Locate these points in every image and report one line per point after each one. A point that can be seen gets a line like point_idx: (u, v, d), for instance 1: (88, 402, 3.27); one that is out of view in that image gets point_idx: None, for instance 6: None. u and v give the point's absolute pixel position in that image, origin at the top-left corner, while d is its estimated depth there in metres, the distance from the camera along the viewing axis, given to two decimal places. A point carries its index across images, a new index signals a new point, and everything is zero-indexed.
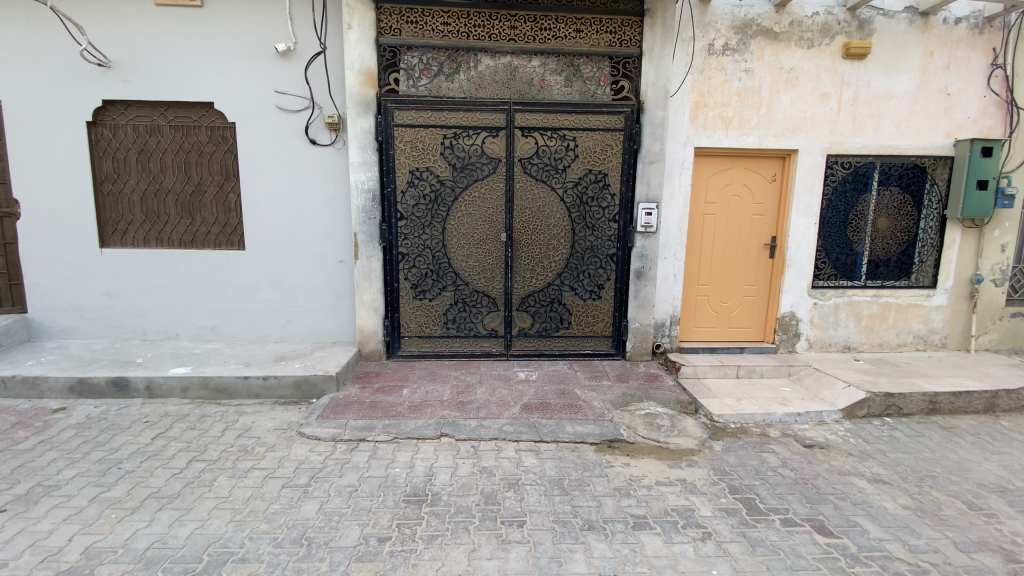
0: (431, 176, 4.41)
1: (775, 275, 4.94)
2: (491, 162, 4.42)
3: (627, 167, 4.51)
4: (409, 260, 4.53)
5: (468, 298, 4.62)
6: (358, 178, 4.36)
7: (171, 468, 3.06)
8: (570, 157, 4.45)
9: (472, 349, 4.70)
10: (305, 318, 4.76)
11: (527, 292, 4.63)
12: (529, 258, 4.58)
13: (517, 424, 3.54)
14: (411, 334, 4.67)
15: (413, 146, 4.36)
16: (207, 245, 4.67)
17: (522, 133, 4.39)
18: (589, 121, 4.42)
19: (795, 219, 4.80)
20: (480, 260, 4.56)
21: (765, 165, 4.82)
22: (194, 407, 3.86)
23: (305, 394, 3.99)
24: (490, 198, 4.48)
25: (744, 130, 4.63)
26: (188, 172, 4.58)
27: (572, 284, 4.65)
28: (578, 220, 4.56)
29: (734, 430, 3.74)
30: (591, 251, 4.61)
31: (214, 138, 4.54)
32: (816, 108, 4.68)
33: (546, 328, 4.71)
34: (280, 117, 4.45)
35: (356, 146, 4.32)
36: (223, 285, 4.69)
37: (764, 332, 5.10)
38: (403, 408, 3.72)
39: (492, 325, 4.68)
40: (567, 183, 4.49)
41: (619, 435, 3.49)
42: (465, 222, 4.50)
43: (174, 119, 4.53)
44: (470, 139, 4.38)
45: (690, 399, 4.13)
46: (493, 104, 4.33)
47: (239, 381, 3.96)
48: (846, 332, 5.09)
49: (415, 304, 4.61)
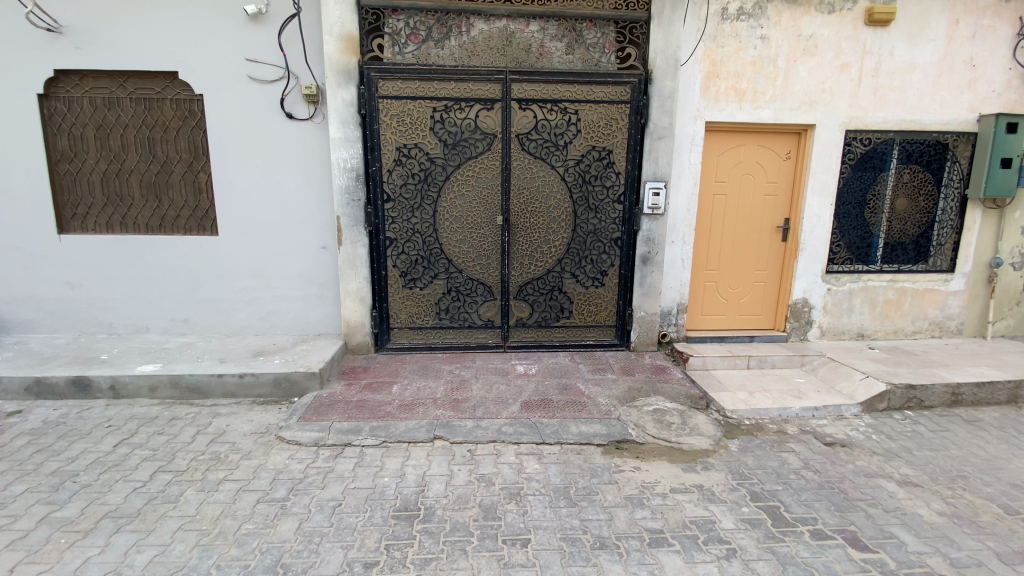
0: (420, 154, 4.04)
1: (788, 259, 4.66)
2: (485, 137, 4.05)
3: (633, 143, 4.15)
4: (398, 245, 4.18)
5: (462, 287, 4.29)
6: (339, 155, 3.98)
7: (133, 481, 2.75)
8: (572, 133, 4.09)
9: (466, 341, 4.39)
10: (285, 309, 4.40)
11: (525, 280, 4.31)
12: (528, 242, 4.25)
13: (517, 425, 3.24)
14: (401, 325, 4.33)
15: (400, 120, 3.98)
16: (177, 230, 4.29)
17: (519, 106, 4.02)
18: (592, 92, 4.05)
19: (810, 200, 4.50)
20: (474, 245, 4.22)
21: (780, 142, 4.49)
22: (162, 408, 3.53)
23: (286, 393, 3.66)
24: (485, 177, 4.12)
25: (758, 103, 4.29)
26: (153, 150, 4.18)
27: (574, 271, 4.33)
28: (580, 202, 4.21)
29: (749, 427, 3.49)
30: (594, 235, 4.28)
31: (180, 112, 4.13)
32: (834, 79, 4.36)
33: (546, 318, 4.40)
34: (252, 88, 4.04)
35: (337, 121, 3.93)
36: (195, 273, 4.32)
37: (774, 319, 4.83)
38: (392, 408, 3.41)
39: (488, 315, 4.36)
40: (569, 161, 4.13)
41: (628, 435, 3.22)
42: (457, 204, 4.15)
43: (135, 91, 4.10)
44: (462, 112, 4.00)
45: (700, 393, 3.86)
46: (486, 74, 3.95)
47: (213, 379, 3.63)
48: (860, 318, 4.84)
49: (405, 293, 4.27)
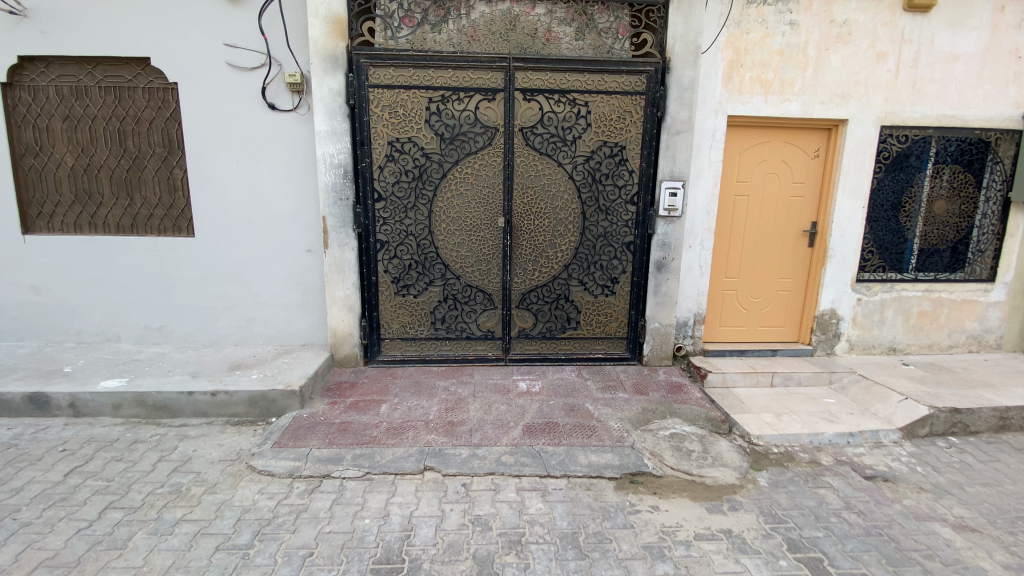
0: (414, 148, 3.67)
1: (815, 266, 4.27)
2: (486, 131, 3.69)
3: (648, 138, 3.77)
4: (390, 249, 3.81)
5: (460, 294, 3.92)
6: (325, 149, 3.62)
7: (78, 521, 2.40)
8: (581, 127, 3.72)
9: (464, 353, 4.02)
10: (266, 318, 4.03)
11: (528, 287, 3.94)
12: (532, 246, 3.88)
13: (519, 454, 2.87)
14: (393, 336, 3.97)
15: (393, 112, 3.62)
16: (151, 230, 3.95)
17: (524, 96, 3.65)
18: (604, 82, 3.68)
19: (841, 202, 4.12)
20: (473, 249, 3.86)
21: (808, 138, 4.12)
22: (125, 430, 3.18)
23: (262, 412, 3.30)
24: (485, 175, 3.76)
25: (786, 95, 3.91)
26: (124, 144, 3.84)
27: (582, 278, 3.96)
28: (590, 202, 3.84)
29: (779, 456, 3.12)
30: (604, 239, 3.90)
31: (153, 103, 3.78)
32: (869, 70, 3.98)
33: (551, 329, 4.03)
34: (231, 76, 3.68)
35: (323, 112, 3.58)
36: (170, 278, 3.97)
37: (798, 331, 4.44)
38: (379, 432, 3.04)
39: (488, 326, 3.99)
40: (578, 157, 3.76)
41: (643, 467, 2.85)
42: (455, 204, 3.78)
43: (104, 79, 3.76)
44: (461, 103, 3.64)
45: (722, 415, 3.47)
46: (487, 61, 3.59)
47: (182, 397, 3.28)
48: (892, 331, 4.45)
49: (397, 301, 3.90)
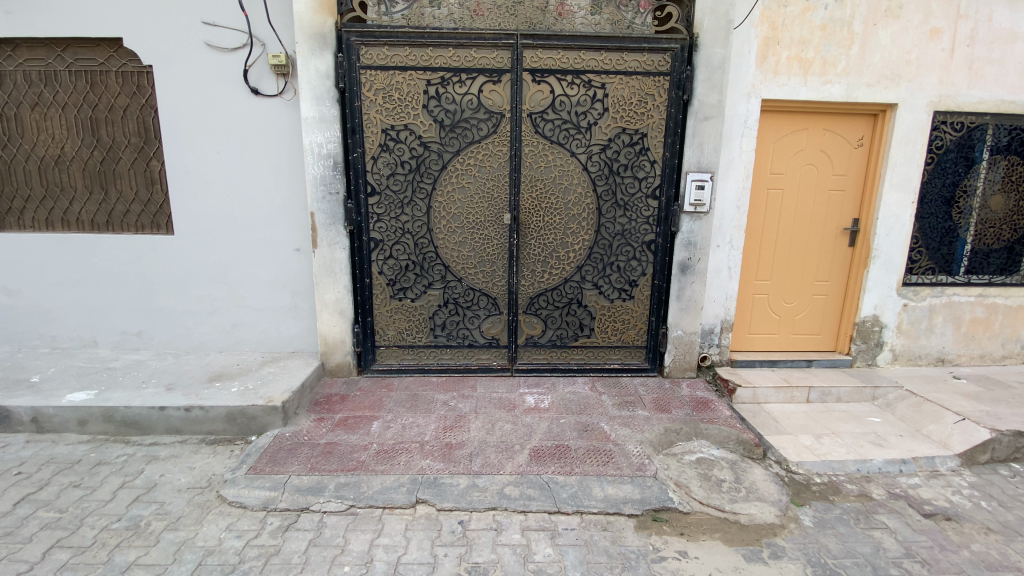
0: (411, 137, 3.31)
1: (856, 267, 3.85)
2: (491, 117, 3.31)
3: (672, 125, 3.36)
4: (384, 248, 3.46)
5: (462, 298, 3.57)
6: (313, 138, 3.26)
7: (16, 564, 2.09)
8: (597, 112, 3.33)
9: (466, 362, 3.66)
10: (252, 322, 3.70)
11: (537, 291, 3.57)
12: (541, 245, 3.50)
13: (524, 484, 2.51)
14: (388, 344, 3.61)
15: (387, 96, 3.26)
16: (127, 228, 3.65)
17: (533, 78, 3.26)
18: (623, 61, 3.28)
19: (887, 196, 3.69)
20: (476, 249, 3.49)
21: (852, 125, 3.68)
22: (91, 449, 2.88)
23: (241, 430, 2.98)
24: (489, 166, 3.38)
25: (827, 76, 3.48)
26: (98, 133, 3.53)
27: (596, 281, 3.58)
28: (606, 197, 3.45)
29: (822, 488, 2.72)
30: (622, 237, 3.51)
31: (127, 89, 3.47)
32: (921, 48, 3.53)
33: (562, 337, 3.65)
34: (210, 57, 3.34)
35: (310, 97, 3.22)
36: (148, 279, 3.66)
37: (835, 340, 4.02)
38: (368, 456, 2.70)
39: (492, 333, 3.63)
40: (593, 147, 3.37)
41: (668, 502, 2.47)
42: (456, 198, 3.41)
43: (75, 63, 3.44)
44: (463, 85, 3.27)
45: (755, 437, 3.08)
46: (492, 38, 3.20)
47: (154, 413, 2.97)
48: (940, 340, 4.01)
49: (393, 305, 3.55)
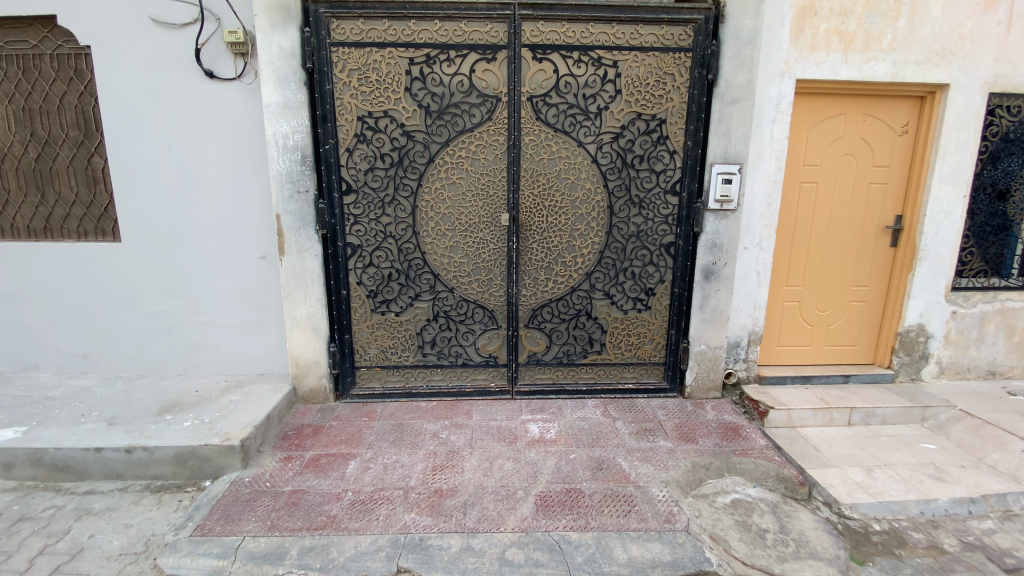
0: (392, 125, 2.85)
1: (899, 270, 3.40)
2: (485, 102, 2.85)
3: (695, 109, 2.90)
4: (363, 255, 2.99)
5: (453, 311, 3.11)
6: (277, 129, 2.79)
7: None
8: (608, 95, 2.87)
9: (459, 384, 3.20)
10: (215, 341, 3.24)
11: (540, 301, 3.12)
12: (544, 249, 3.05)
13: (530, 545, 2.06)
14: (370, 364, 3.15)
15: (363, 78, 2.79)
16: (69, 234, 3.17)
17: (533, 56, 2.80)
18: (638, 35, 2.82)
19: (936, 189, 3.24)
20: (470, 255, 3.03)
21: (896, 109, 3.22)
22: (13, 501, 2.42)
23: (194, 474, 2.53)
24: (484, 159, 2.92)
25: (871, 52, 3.02)
26: (32, 126, 3.05)
27: (608, 290, 3.13)
28: (619, 193, 2.99)
29: (885, 539, 2.28)
30: (637, 240, 3.06)
31: (64, 74, 2.99)
32: (977, 19, 3.07)
33: (569, 354, 3.20)
34: (157, 35, 2.86)
35: (272, 79, 2.75)
36: (94, 293, 3.19)
37: (874, 352, 3.58)
38: (341, 508, 2.25)
39: (489, 350, 3.17)
40: (603, 135, 2.91)
41: (706, 566, 2.02)
42: (446, 196, 2.95)
43: (3, 44, 2.96)
44: (451, 64, 2.80)
45: (797, 474, 2.63)
46: (486, 8, 2.74)
47: (90, 455, 2.51)
48: (991, 351, 3.58)
49: (375, 320, 3.09)
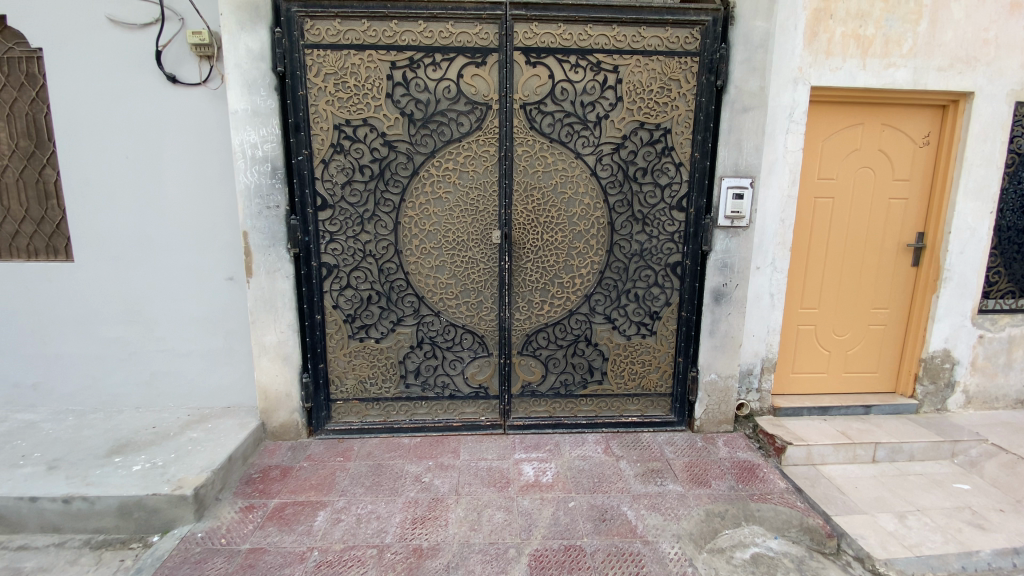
0: (372, 135, 2.60)
1: (922, 292, 3.16)
2: (474, 109, 2.61)
3: (702, 118, 2.67)
4: (340, 276, 2.72)
5: (440, 337, 2.83)
6: (244, 138, 2.54)
7: None
8: (608, 102, 2.64)
9: (446, 418, 2.90)
10: (178, 370, 2.94)
11: (535, 327, 2.85)
12: (539, 270, 2.79)
13: None
14: (348, 395, 2.86)
15: (340, 83, 2.54)
16: (16, 253, 2.88)
17: (526, 60, 2.57)
18: (640, 38, 2.59)
19: (961, 205, 3.01)
20: (458, 276, 2.77)
21: (917, 119, 3.00)
22: None
23: (141, 527, 2.22)
24: (473, 171, 2.67)
25: (891, 58, 2.81)
26: None
27: (609, 314, 2.86)
28: (621, 208, 2.74)
29: None
30: (640, 259, 2.80)
31: (14, 79, 2.73)
32: (1003, 23, 2.86)
33: (566, 384, 2.92)
34: (115, 36, 2.61)
35: (239, 83, 2.49)
36: (43, 318, 2.89)
37: (896, 379, 3.32)
38: (305, 572, 1.94)
39: (479, 380, 2.88)
40: (603, 146, 2.67)
41: None
42: (431, 212, 2.69)
43: None
44: (438, 68, 2.56)
45: (824, 523, 2.34)
46: (475, 8, 2.50)
47: (22, 506, 2.20)
48: (1020, 379, 3.32)
49: (353, 347, 2.80)
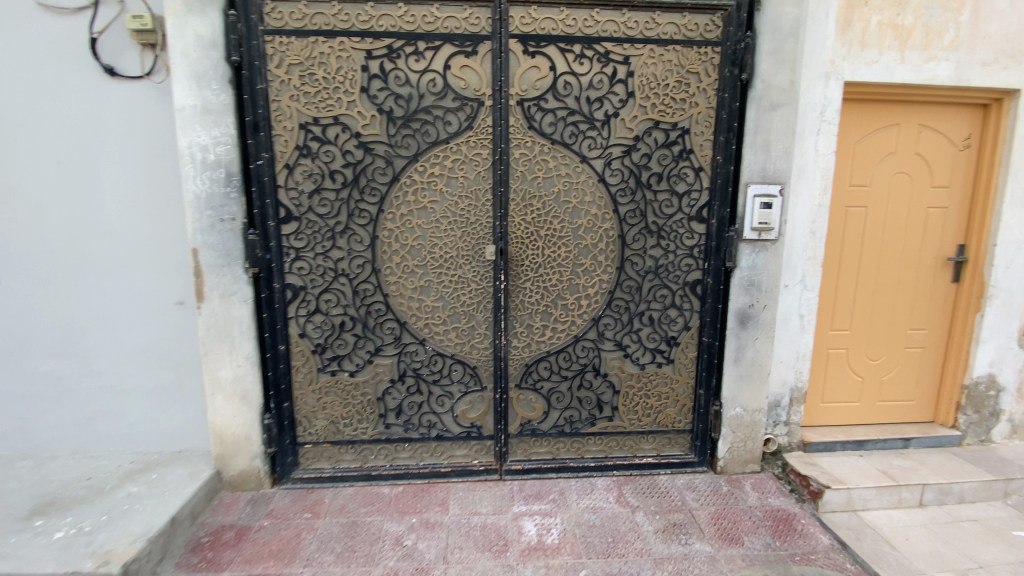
0: (344, 135, 2.23)
1: (964, 311, 2.83)
2: (463, 106, 2.25)
3: (724, 116, 2.34)
4: (308, 299, 2.34)
5: (425, 369, 2.45)
6: (193, 139, 2.16)
7: None
8: (618, 98, 2.30)
9: (433, 462, 2.52)
10: (121, 409, 2.53)
11: (535, 355, 2.48)
12: (539, 290, 2.42)
13: None
14: (319, 438, 2.47)
15: (307, 75, 2.18)
16: None
17: (524, 49, 2.23)
18: (654, 25, 2.26)
19: (1008, 214, 2.69)
20: (446, 297, 2.40)
21: (957, 119, 2.69)
22: None
23: None
24: (462, 177, 2.31)
25: (931, 51, 2.50)
26: None
27: (619, 340, 2.50)
28: (632, 219, 2.39)
29: None
30: (655, 277, 2.45)
31: None
32: None
33: (571, 421, 2.55)
34: (44, 22, 2.23)
35: (187, 75, 2.12)
36: None
37: (934, 408, 2.99)
38: None
39: (471, 418, 2.50)
40: (612, 148, 2.33)
41: None
42: (415, 224, 2.33)
43: None
44: (421, 58, 2.21)
45: None
46: None
47: None
48: None
49: (324, 382, 2.42)
